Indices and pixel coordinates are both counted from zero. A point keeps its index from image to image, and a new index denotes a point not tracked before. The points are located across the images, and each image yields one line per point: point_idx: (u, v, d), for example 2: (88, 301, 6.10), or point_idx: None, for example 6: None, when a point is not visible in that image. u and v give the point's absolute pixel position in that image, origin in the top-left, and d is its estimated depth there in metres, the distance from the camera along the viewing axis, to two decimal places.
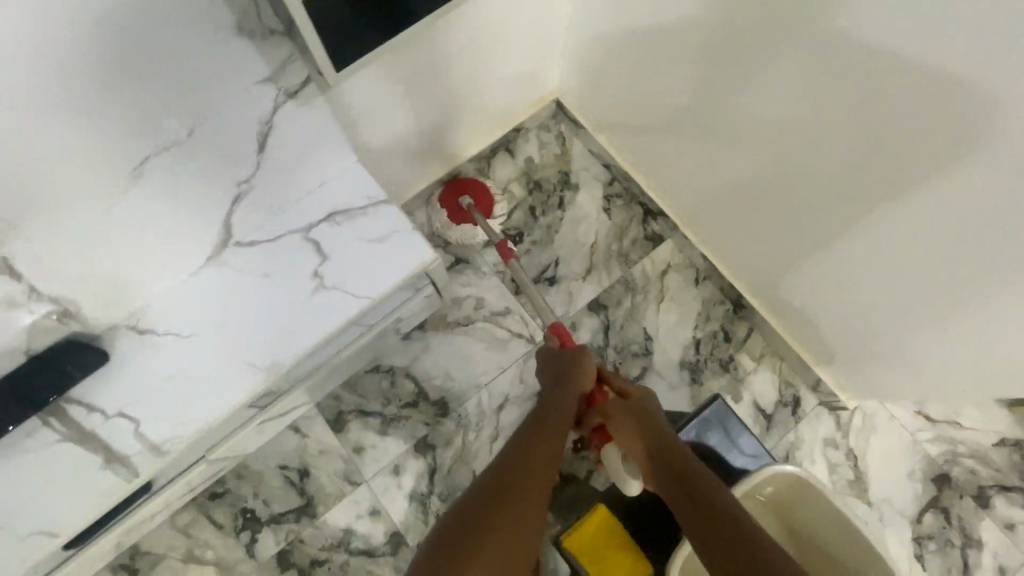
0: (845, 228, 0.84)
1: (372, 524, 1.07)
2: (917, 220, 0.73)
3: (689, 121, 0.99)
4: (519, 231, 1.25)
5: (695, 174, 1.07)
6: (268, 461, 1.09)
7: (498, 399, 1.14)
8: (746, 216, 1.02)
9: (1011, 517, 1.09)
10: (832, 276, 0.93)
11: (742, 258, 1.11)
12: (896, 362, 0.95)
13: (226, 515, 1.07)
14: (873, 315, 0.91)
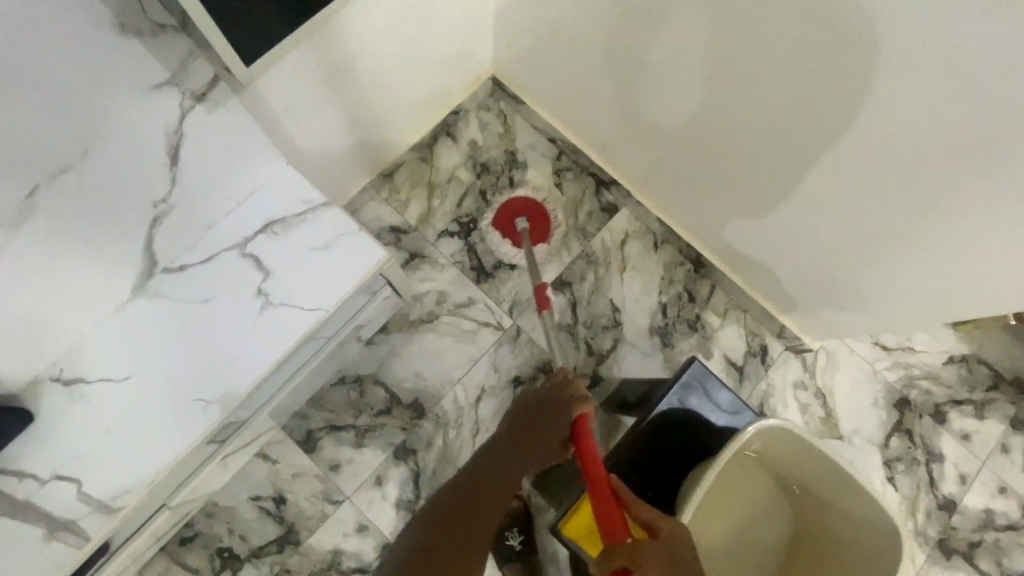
0: (795, 181, 0.85)
1: (362, 540, 1.03)
2: (865, 167, 0.74)
3: (627, 88, 0.97)
4: (472, 217, 1.20)
5: (637, 140, 1.06)
6: (239, 494, 1.02)
7: (474, 394, 1.10)
8: (694, 178, 1.02)
9: (964, 428, 1.17)
10: (786, 226, 0.94)
11: (697, 220, 1.11)
12: (851, 303, 0.98)
13: (201, 558, 1.00)
14: (827, 260, 0.93)
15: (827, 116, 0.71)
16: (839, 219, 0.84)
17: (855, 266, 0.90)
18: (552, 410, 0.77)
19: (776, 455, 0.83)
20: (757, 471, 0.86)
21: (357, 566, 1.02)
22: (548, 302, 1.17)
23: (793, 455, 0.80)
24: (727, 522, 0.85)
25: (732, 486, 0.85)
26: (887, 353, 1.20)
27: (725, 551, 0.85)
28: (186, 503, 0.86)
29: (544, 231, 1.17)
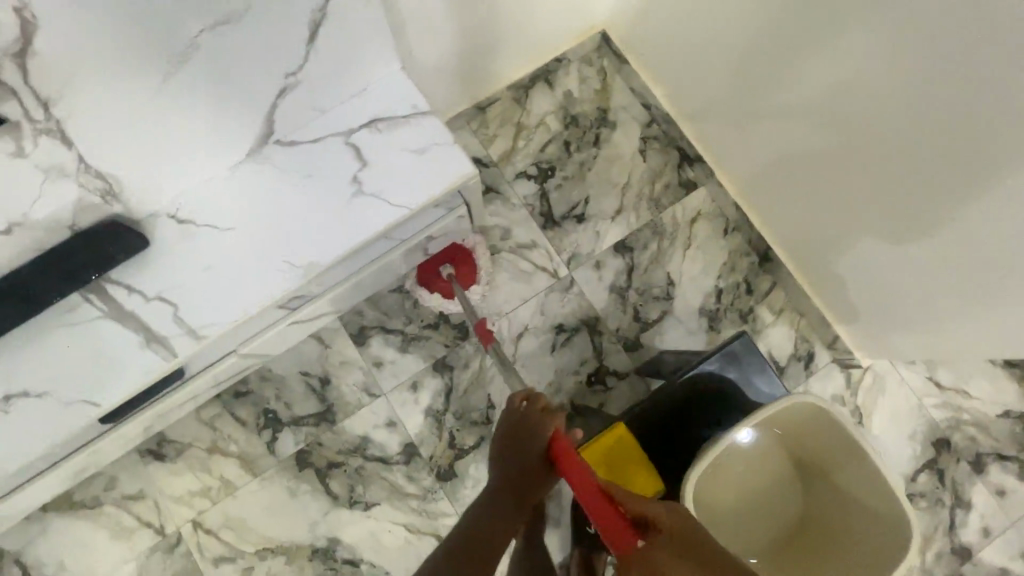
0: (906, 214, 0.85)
1: (388, 434, 1.11)
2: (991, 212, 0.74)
3: (759, 57, 0.95)
4: (552, 165, 1.23)
5: (743, 119, 1.06)
6: (291, 366, 1.12)
7: (517, 330, 1.15)
8: (798, 186, 1.02)
9: (1002, 484, 1.13)
10: (867, 237, 0.94)
11: (781, 223, 1.11)
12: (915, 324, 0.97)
13: (249, 413, 1.11)
14: (903, 283, 0.93)
15: (987, 139, 0.70)
16: (925, 249, 0.86)
17: (926, 288, 0.90)
18: (521, 430, 0.74)
19: (809, 440, 0.88)
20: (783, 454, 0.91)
21: (380, 457, 1.10)
22: (606, 262, 1.19)
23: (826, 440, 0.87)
24: (743, 491, 0.91)
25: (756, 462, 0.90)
26: (938, 390, 1.16)
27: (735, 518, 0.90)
28: (248, 360, 0.95)
29: (469, 276, 1.10)
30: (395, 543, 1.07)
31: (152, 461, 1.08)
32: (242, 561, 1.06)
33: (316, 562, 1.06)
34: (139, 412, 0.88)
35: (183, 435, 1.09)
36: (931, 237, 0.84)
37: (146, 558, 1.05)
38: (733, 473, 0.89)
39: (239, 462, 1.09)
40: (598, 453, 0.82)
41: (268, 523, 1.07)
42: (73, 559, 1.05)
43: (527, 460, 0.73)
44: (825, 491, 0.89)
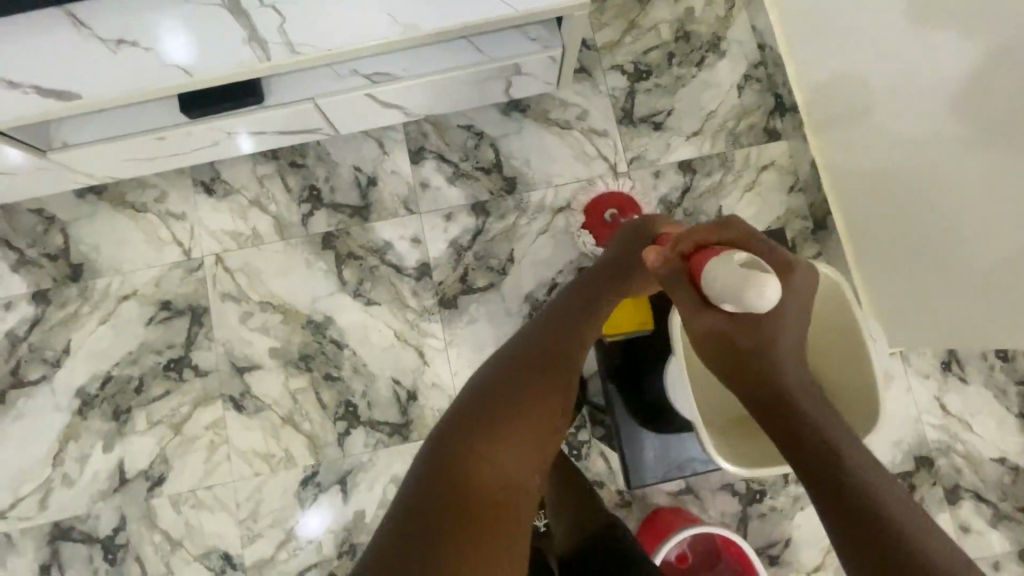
0: (947, 297, 0.96)
1: (410, 248, 1.16)
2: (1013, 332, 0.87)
3: (900, 117, 0.94)
4: (649, 69, 1.23)
5: (852, 143, 1.07)
6: (347, 158, 1.18)
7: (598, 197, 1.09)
8: (877, 221, 1.05)
9: (968, 522, 1.11)
10: (897, 285, 1.04)
11: (854, 223, 1.11)
12: (928, 322, 1.03)
13: (296, 183, 1.18)
14: (923, 319, 1.03)
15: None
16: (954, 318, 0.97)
17: (919, 314, 1.03)
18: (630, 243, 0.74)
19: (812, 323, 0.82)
20: None
21: (396, 264, 1.15)
22: (666, 173, 1.20)
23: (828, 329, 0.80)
24: None
25: None
26: (941, 412, 1.13)
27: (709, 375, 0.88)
28: (317, 117, 1.02)
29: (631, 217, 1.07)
30: (381, 342, 1.13)
31: (201, 192, 1.17)
32: (245, 305, 1.13)
33: (307, 331, 1.13)
34: (213, 117, 0.96)
35: (234, 180, 1.17)
36: (936, 298, 0.98)
37: (166, 270, 1.14)
38: None
39: (273, 221, 1.16)
40: None
41: (278, 282, 1.14)
42: (109, 246, 1.15)
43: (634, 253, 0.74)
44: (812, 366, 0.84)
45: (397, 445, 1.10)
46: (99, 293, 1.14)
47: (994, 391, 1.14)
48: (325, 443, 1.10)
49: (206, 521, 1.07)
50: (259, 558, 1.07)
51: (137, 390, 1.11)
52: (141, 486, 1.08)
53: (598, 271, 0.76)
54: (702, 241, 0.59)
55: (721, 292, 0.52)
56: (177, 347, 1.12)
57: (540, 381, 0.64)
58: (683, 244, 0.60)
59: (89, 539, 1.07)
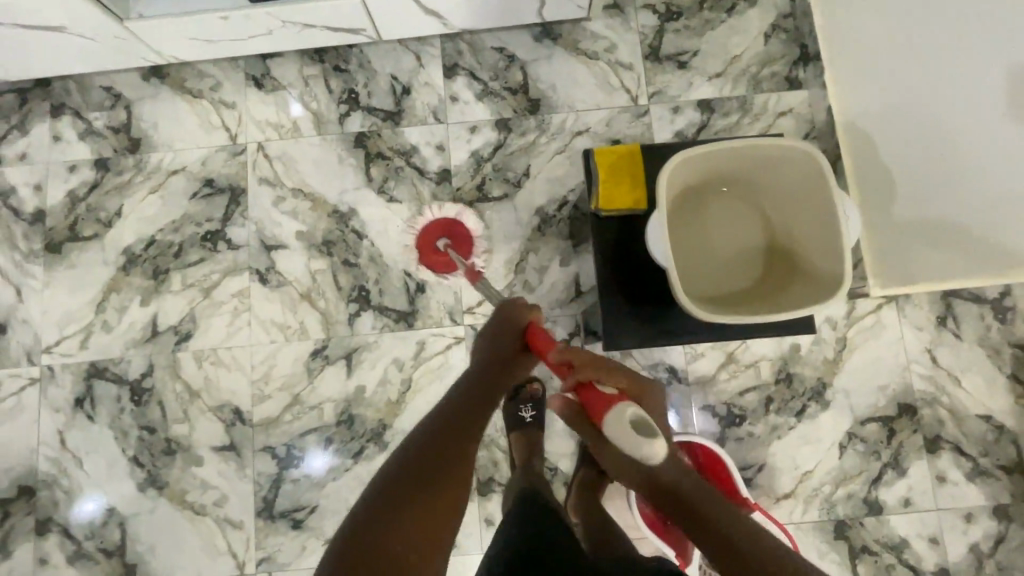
0: (901, 224, 1.11)
1: (434, 155, 1.24)
2: (933, 264, 1.08)
3: (913, 82, 1.04)
4: (680, 11, 1.28)
5: (887, 124, 1.11)
6: (386, 67, 1.27)
7: (425, 229, 1.14)
8: (872, 149, 1.15)
9: (946, 472, 1.12)
10: (880, 202, 1.15)
11: (860, 151, 1.18)
12: (889, 236, 1.15)
13: (338, 86, 1.27)
14: (883, 238, 1.16)
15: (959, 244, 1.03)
16: (895, 240, 1.13)
17: (882, 229, 1.16)
18: (506, 331, 0.87)
19: (786, 203, 0.86)
20: (759, 214, 0.90)
21: (419, 168, 1.24)
22: (684, 110, 1.25)
23: (802, 203, 0.84)
24: (712, 242, 0.90)
25: (724, 218, 0.90)
26: (930, 363, 1.15)
27: (692, 258, 0.89)
28: (362, 16, 1.11)
29: (468, 247, 1.14)
30: (397, 237, 1.21)
31: (252, 86, 1.28)
32: (279, 190, 1.23)
33: (332, 219, 1.22)
34: (269, 5, 1.05)
35: (282, 77, 1.28)
36: (894, 225, 1.13)
37: (212, 152, 1.25)
38: (703, 217, 0.90)
39: (312, 118, 1.26)
40: (614, 154, 0.89)
41: (311, 172, 1.24)
42: (165, 125, 1.27)
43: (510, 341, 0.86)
44: (789, 248, 0.87)
45: (401, 330, 1.18)
46: (152, 166, 1.25)
47: (987, 350, 1.15)
48: (337, 321, 1.19)
49: (222, 378, 1.18)
50: (265, 417, 1.16)
51: (176, 254, 1.22)
52: (169, 339, 1.19)
53: (488, 357, 0.86)
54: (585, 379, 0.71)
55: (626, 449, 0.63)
56: (214, 221, 1.23)
57: (442, 469, 0.68)
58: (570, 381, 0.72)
59: (120, 380, 1.18)
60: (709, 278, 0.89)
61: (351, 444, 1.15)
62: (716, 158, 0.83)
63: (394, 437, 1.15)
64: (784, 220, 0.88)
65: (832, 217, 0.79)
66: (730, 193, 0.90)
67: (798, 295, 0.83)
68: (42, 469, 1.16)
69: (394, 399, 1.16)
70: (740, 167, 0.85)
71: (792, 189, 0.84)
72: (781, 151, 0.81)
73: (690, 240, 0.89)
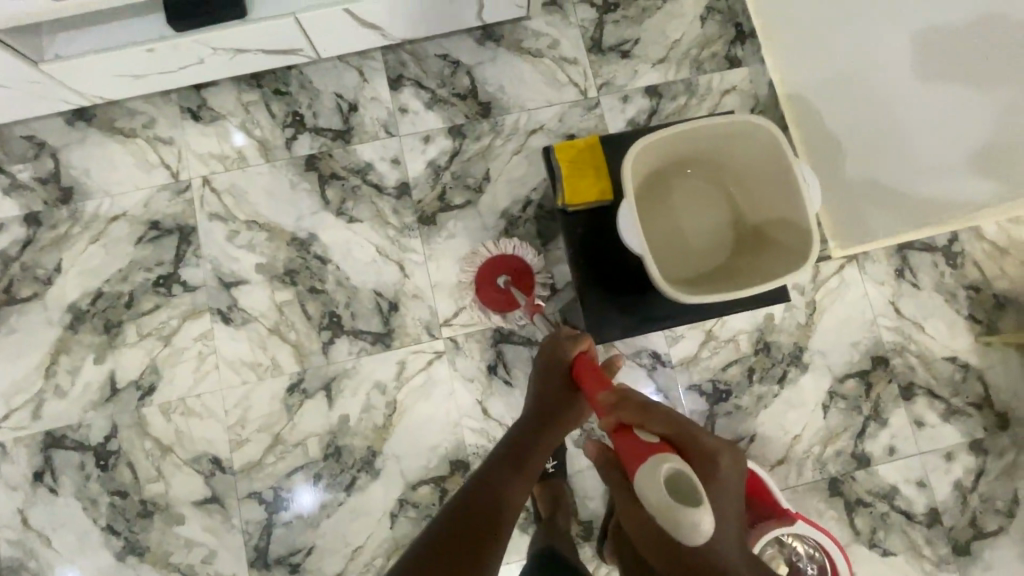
0: (856, 184, 1.14)
1: (390, 169, 1.21)
2: (878, 224, 1.13)
3: (869, 52, 1.04)
4: (616, 3, 1.30)
5: (848, 94, 1.11)
6: (329, 85, 1.24)
7: (484, 268, 1.10)
8: (823, 114, 1.18)
9: (923, 416, 1.17)
10: (834, 165, 1.18)
11: (807, 120, 1.22)
12: (844, 199, 1.18)
13: (281, 110, 1.23)
14: (838, 198, 1.19)
15: (910, 209, 1.07)
16: (849, 199, 1.17)
17: (839, 192, 1.19)
18: (555, 372, 0.88)
19: (749, 181, 0.88)
20: (724, 194, 0.92)
21: (376, 184, 1.21)
22: (633, 98, 1.26)
23: (765, 180, 0.86)
24: (682, 227, 0.91)
25: (691, 201, 0.91)
26: (894, 315, 1.20)
27: (665, 244, 0.90)
28: (297, 35, 1.07)
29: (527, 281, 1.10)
30: (363, 257, 1.18)
31: (188, 118, 1.22)
32: (232, 224, 1.18)
33: (292, 247, 1.18)
34: (198, 32, 1.00)
35: (220, 107, 1.22)
36: (848, 185, 1.16)
37: (154, 192, 1.19)
38: (670, 202, 0.91)
39: (258, 145, 1.21)
40: (573, 148, 0.89)
41: (263, 202, 1.19)
42: (98, 170, 1.19)
43: (556, 383, 0.88)
44: (756, 225, 0.88)
45: (378, 352, 1.14)
46: (89, 214, 1.18)
47: (944, 295, 1.21)
48: (310, 352, 1.14)
49: (195, 428, 1.11)
50: (246, 461, 1.11)
51: (128, 305, 1.15)
52: (131, 395, 1.12)
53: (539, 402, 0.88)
54: (626, 423, 0.73)
55: (659, 509, 0.61)
56: (166, 264, 1.16)
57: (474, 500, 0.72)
58: (608, 420, 0.74)
59: (81, 446, 1.10)
60: (685, 258, 0.90)
61: (342, 477, 1.10)
62: (678, 143, 0.84)
63: (386, 463, 1.11)
64: (748, 197, 0.89)
65: (796, 191, 0.81)
66: (693, 176, 0.92)
67: (769, 269, 0.84)
68: (6, 555, 1.07)
69: (380, 424, 1.12)
70: (693, 144, 0.86)
71: (753, 166, 0.86)
72: (740, 130, 0.83)
73: (660, 226, 0.90)
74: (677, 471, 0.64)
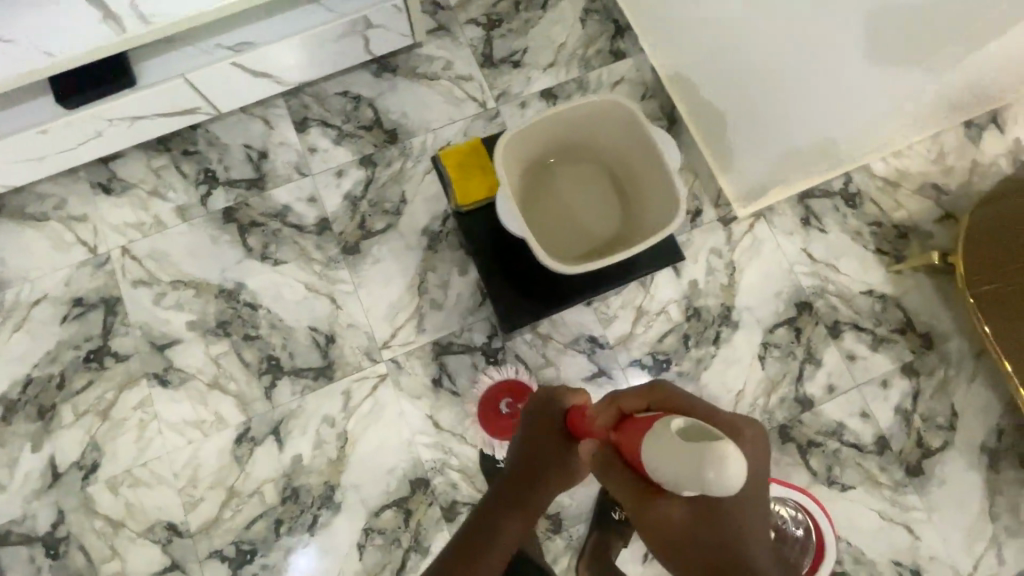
0: (757, 149, 1.15)
1: (308, 207, 1.24)
2: (786, 174, 1.16)
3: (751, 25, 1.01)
4: (500, 18, 1.37)
5: (733, 66, 1.10)
6: (236, 138, 1.27)
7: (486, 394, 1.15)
8: (706, 85, 1.20)
9: (854, 350, 1.22)
10: (727, 131, 1.20)
11: (689, 94, 1.27)
12: (738, 160, 1.22)
13: (192, 169, 1.25)
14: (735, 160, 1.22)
15: (820, 158, 1.10)
16: (749, 160, 1.18)
17: (736, 155, 1.21)
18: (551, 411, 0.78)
19: (620, 153, 0.93)
20: (602, 169, 0.96)
21: (296, 223, 1.23)
22: (531, 103, 1.33)
23: (631, 150, 0.91)
24: (569, 207, 0.96)
25: (573, 181, 0.97)
26: (809, 261, 1.26)
27: (555, 224, 0.96)
28: (192, 95, 1.11)
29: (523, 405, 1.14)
30: (293, 296, 1.19)
31: (100, 192, 1.23)
32: (157, 287, 1.18)
33: (221, 299, 1.18)
34: (91, 106, 1.03)
35: (130, 177, 1.24)
36: (745, 149, 1.18)
37: (74, 269, 1.19)
38: (554, 186, 0.97)
39: (174, 207, 1.23)
40: (457, 151, 0.95)
41: (186, 260, 1.20)
42: (14, 258, 1.19)
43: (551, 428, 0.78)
44: (635, 191, 0.94)
45: (322, 387, 1.15)
46: (10, 303, 1.17)
47: (851, 234, 1.28)
48: (253, 399, 1.14)
49: (146, 497, 1.09)
50: (203, 521, 1.09)
51: (60, 386, 1.13)
52: (75, 476, 1.09)
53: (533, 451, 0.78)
54: (627, 413, 0.64)
55: (676, 481, 0.51)
56: (95, 338, 1.15)
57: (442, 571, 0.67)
58: (608, 416, 0.65)
59: (29, 539, 1.07)
60: (570, 235, 0.96)
61: (303, 517, 1.09)
62: (545, 130, 0.89)
63: (346, 495, 1.10)
64: (623, 168, 0.94)
65: (657, 157, 0.86)
66: (571, 158, 0.97)
67: (649, 231, 0.90)
68: None
69: (334, 457, 1.12)
70: (558, 126, 0.90)
71: (619, 139, 0.91)
72: (598, 108, 0.88)
73: (548, 209, 0.96)
74: (691, 424, 0.53)
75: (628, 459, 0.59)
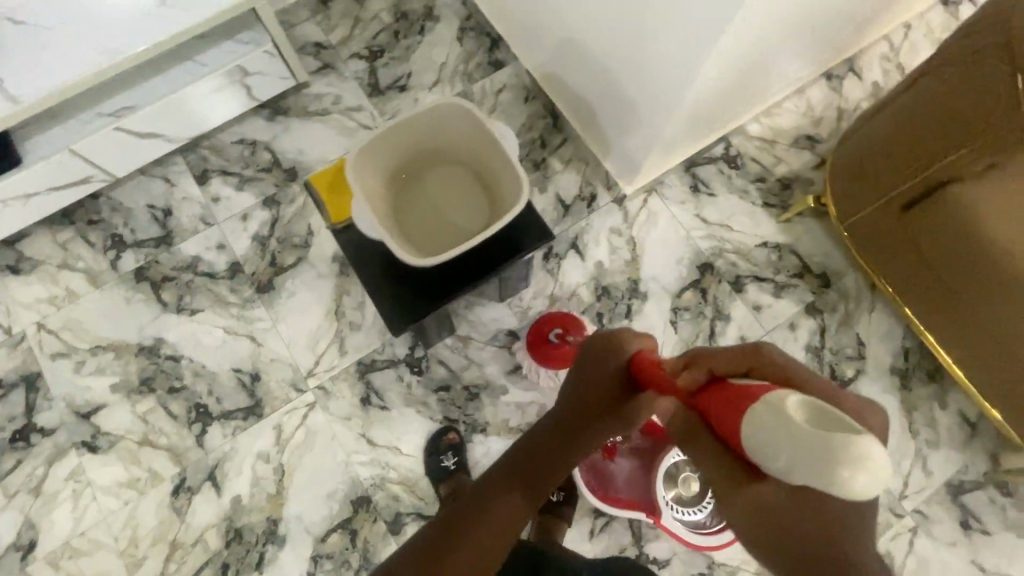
0: (628, 133, 1.17)
1: (218, 254, 1.27)
2: (662, 152, 1.18)
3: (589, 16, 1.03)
4: (381, 49, 1.44)
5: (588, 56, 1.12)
6: (139, 200, 1.30)
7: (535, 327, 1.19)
8: (572, 80, 1.23)
9: (758, 301, 1.28)
10: (600, 120, 1.24)
11: (560, 90, 1.32)
12: (614, 145, 1.26)
13: (98, 237, 1.28)
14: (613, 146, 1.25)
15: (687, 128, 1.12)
16: (626, 144, 1.20)
17: (612, 141, 1.24)
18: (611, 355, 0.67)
19: (474, 153, 1.03)
20: (465, 169, 1.06)
21: (208, 271, 1.26)
22: None
23: (482, 149, 1.00)
24: (441, 209, 1.07)
25: (442, 185, 1.07)
26: (704, 225, 1.33)
27: (431, 226, 1.06)
28: (82, 165, 1.14)
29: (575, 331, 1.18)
30: (213, 342, 1.21)
31: (9, 274, 1.24)
32: (76, 356, 1.20)
33: (141, 357, 1.20)
34: None
35: (37, 254, 1.26)
36: (618, 134, 1.20)
37: None
38: (424, 192, 1.07)
39: (85, 276, 1.25)
40: (326, 172, 1.10)
41: (102, 326, 1.22)
42: None
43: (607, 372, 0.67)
44: (494, 185, 1.03)
45: (253, 425, 1.16)
46: None
47: (739, 194, 1.36)
48: (186, 450, 1.15)
49: (88, 565, 1.09)
50: None
51: None
52: (13, 558, 1.09)
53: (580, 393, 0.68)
54: (719, 375, 0.54)
55: (782, 468, 0.42)
56: (18, 418, 1.16)
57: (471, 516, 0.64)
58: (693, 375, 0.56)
59: None
60: (445, 233, 1.06)
61: (249, 557, 1.10)
62: (398, 144, 0.99)
63: (290, 527, 1.11)
64: (480, 165, 1.04)
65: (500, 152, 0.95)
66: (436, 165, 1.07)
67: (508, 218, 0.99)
68: None
69: (273, 491, 1.13)
70: (411, 138, 1.00)
71: (469, 140, 1.01)
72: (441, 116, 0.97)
73: (422, 213, 1.07)
74: (809, 407, 0.43)
75: (714, 424, 0.51)
